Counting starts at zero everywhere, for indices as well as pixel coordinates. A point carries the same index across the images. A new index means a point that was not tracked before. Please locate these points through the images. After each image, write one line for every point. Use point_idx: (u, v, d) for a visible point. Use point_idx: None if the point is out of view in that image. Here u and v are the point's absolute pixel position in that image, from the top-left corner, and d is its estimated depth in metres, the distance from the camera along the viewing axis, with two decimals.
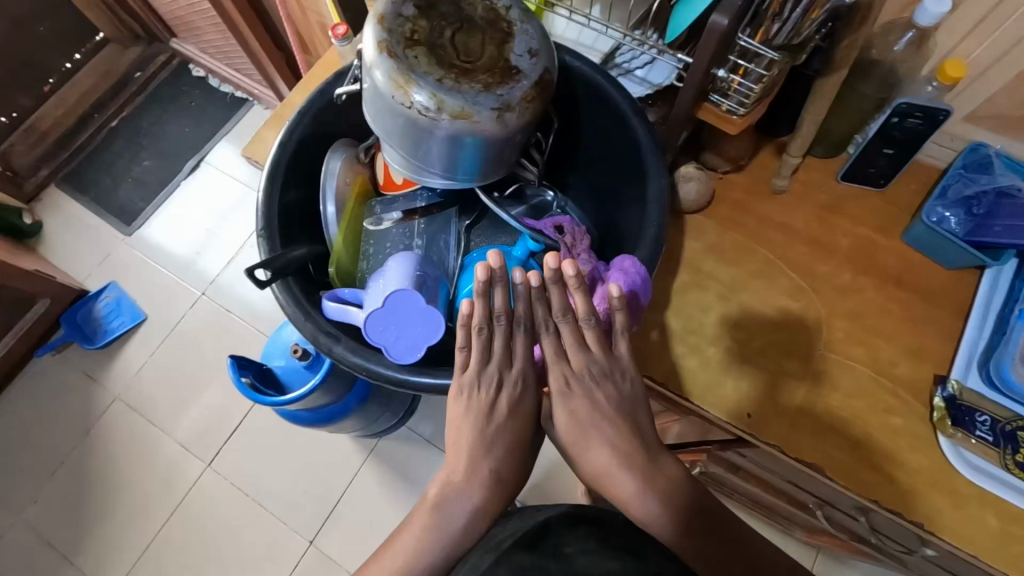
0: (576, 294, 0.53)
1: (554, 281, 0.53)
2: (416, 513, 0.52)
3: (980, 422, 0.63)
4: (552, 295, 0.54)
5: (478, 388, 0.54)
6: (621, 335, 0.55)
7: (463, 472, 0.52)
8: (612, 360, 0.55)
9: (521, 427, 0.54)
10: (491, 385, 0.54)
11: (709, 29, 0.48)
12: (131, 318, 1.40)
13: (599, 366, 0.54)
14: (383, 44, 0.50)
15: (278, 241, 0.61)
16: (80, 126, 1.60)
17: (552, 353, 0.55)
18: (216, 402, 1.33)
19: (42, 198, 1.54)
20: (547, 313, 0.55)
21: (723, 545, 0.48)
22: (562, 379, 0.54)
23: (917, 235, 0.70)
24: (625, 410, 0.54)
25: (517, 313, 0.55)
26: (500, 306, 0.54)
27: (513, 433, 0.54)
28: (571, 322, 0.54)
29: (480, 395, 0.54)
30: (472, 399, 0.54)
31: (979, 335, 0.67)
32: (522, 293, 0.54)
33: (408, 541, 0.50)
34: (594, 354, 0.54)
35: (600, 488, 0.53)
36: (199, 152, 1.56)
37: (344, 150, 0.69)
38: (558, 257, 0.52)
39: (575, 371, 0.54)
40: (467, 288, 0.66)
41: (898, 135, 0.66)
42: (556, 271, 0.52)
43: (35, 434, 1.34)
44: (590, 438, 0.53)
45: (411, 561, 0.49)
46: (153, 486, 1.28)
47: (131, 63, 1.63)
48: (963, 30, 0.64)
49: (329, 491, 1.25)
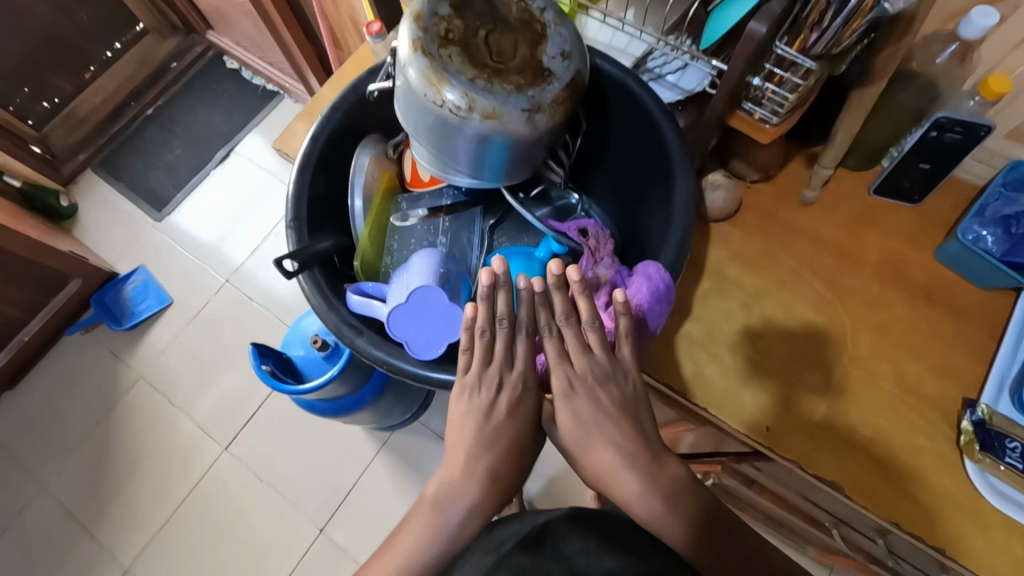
0: (580, 296, 0.54)
1: (557, 286, 0.54)
2: (419, 509, 0.51)
3: (1010, 449, 0.60)
4: (556, 300, 0.55)
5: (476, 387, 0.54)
6: (626, 338, 0.55)
7: (462, 470, 0.51)
8: (615, 362, 0.54)
9: (521, 428, 0.53)
10: (492, 387, 0.54)
11: (745, 36, 0.47)
12: (157, 301, 1.44)
13: (601, 368, 0.54)
14: (418, 43, 0.50)
15: (306, 232, 0.62)
16: (117, 113, 1.64)
17: (554, 357, 0.54)
18: (235, 388, 1.36)
19: (78, 182, 1.59)
20: (549, 317, 0.55)
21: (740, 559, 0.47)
22: (564, 381, 0.53)
23: (950, 253, 0.68)
24: (629, 408, 0.53)
25: (521, 318, 0.56)
26: (502, 311, 0.55)
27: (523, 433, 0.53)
28: (573, 325, 0.54)
29: (480, 395, 0.54)
30: (473, 398, 0.54)
31: (1013, 358, 0.65)
32: (525, 299, 0.56)
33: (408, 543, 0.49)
34: (596, 356, 0.54)
35: (599, 486, 0.52)
36: (230, 141, 1.60)
37: (373, 145, 0.70)
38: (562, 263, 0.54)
39: (577, 373, 0.54)
40: None
41: (935, 149, 0.64)
42: (560, 276, 0.54)
43: (63, 408, 1.38)
44: (590, 435, 0.52)
45: (411, 558, 0.48)
46: (171, 466, 1.31)
47: (168, 53, 1.68)
48: (1008, 43, 0.62)
49: (342, 480, 1.26)
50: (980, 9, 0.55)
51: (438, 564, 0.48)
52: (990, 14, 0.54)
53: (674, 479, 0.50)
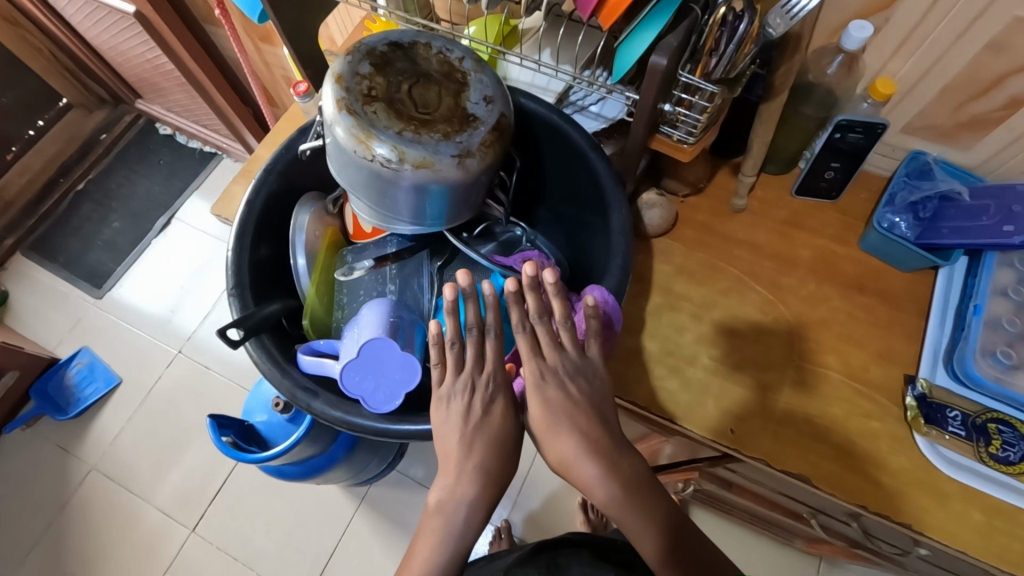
0: (558, 299, 0.54)
1: (531, 287, 0.54)
2: (420, 538, 0.51)
3: (952, 418, 0.65)
4: (529, 300, 0.54)
5: (463, 389, 0.52)
6: (594, 336, 0.55)
7: (454, 473, 0.51)
8: (585, 361, 0.54)
9: (503, 425, 0.52)
10: (480, 395, 0.52)
11: (649, 70, 0.50)
12: (105, 383, 1.37)
13: (572, 364, 0.53)
14: (342, 103, 0.51)
15: (250, 299, 0.60)
16: (46, 193, 1.58)
17: (527, 351, 0.53)
18: (199, 464, 1.29)
19: (8, 267, 1.51)
20: (523, 317, 0.54)
21: (700, 569, 0.50)
22: (537, 373, 0.52)
23: (872, 242, 0.73)
24: (595, 401, 0.53)
25: (489, 323, 0.54)
26: (477, 321, 0.54)
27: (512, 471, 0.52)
28: (546, 324, 0.54)
29: (457, 402, 0.52)
30: (450, 406, 0.52)
31: (941, 333, 0.69)
32: (492, 303, 0.54)
33: (423, 559, 0.50)
34: (568, 352, 0.54)
35: (564, 476, 0.52)
36: (170, 209, 1.56)
37: (312, 203, 0.69)
38: (536, 265, 0.53)
39: (550, 366, 0.53)
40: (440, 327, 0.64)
41: (844, 150, 0.69)
42: (534, 278, 0.53)
43: (9, 514, 1.27)
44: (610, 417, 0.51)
45: (426, 564, 0.49)
46: (136, 558, 1.22)
47: (96, 126, 1.63)
48: (887, 51, 0.68)
49: (322, 545, 1.21)
50: (857, 23, 0.61)
51: (456, 561, 0.50)
52: (865, 28, 0.60)
53: (637, 472, 0.51)
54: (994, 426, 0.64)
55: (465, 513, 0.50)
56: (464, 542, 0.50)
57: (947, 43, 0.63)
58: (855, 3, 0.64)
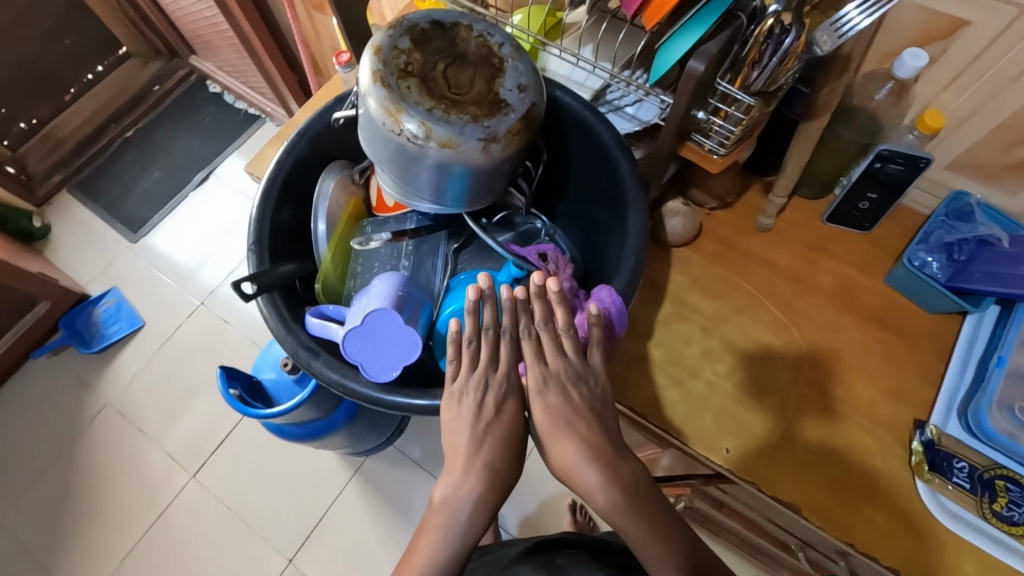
0: (561, 307, 0.55)
1: (538, 295, 0.55)
2: (421, 534, 0.49)
3: (958, 468, 0.63)
4: (534, 307, 0.55)
5: (476, 387, 0.53)
6: (597, 344, 0.55)
7: (461, 469, 0.50)
8: (586, 367, 0.55)
9: (511, 426, 0.53)
10: (492, 393, 0.53)
11: (686, 74, 0.49)
12: (128, 323, 1.42)
13: (572, 369, 0.54)
14: (377, 75, 0.52)
15: (267, 256, 0.62)
16: (96, 136, 1.64)
17: (531, 356, 0.54)
18: (207, 413, 1.33)
19: (53, 202, 1.58)
20: (529, 322, 0.55)
21: None
22: (540, 377, 0.53)
23: (898, 278, 0.71)
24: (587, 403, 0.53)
25: (504, 325, 0.56)
26: (491, 323, 0.56)
27: (506, 467, 0.51)
28: (549, 330, 0.55)
29: (469, 398, 0.53)
30: (462, 402, 0.53)
31: (959, 381, 0.67)
32: (508, 306, 0.56)
33: (423, 556, 0.48)
34: (569, 358, 0.54)
35: (566, 483, 0.51)
36: (209, 165, 1.60)
37: (338, 171, 0.71)
38: (542, 274, 0.56)
39: (552, 371, 0.53)
40: (451, 309, 0.65)
41: (882, 180, 0.67)
42: (540, 286, 0.55)
43: (27, 435, 1.34)
44: None
45: (427, 561, 0.47)
46: (137, 494, 1.27)
47: (150, 77, 1.69)
48: (940, 83, 0.65)
49: (313, 507, 1.24)
50: (912, 51, 0.59)
51: (456, 562, 0.48)
52: (920, 56, 0.58)
53: (635, 475, 0.50)
54: (1001, 483, 0.61)
55: (469, 511, 0.49)
56: (467, 540, 0.49)
57: (1004, 81, 0.60)
58: (911, 29, 0.62)
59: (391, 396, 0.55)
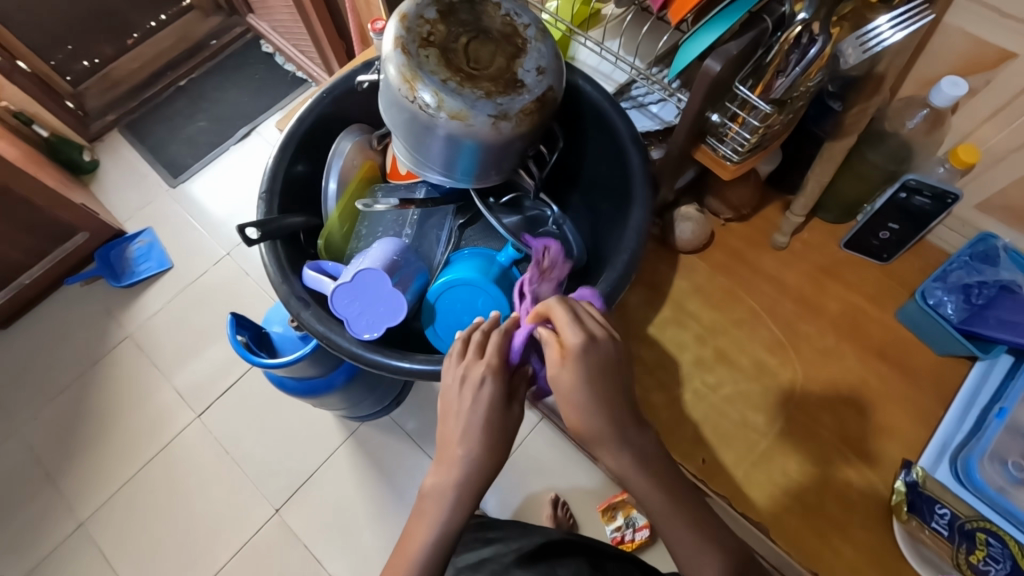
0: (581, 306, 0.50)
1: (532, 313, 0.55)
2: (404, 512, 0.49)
3: (939, 514, 0.59)
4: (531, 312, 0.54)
5: (456, 379, 0.49)
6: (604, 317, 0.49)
7: (439, 452, 0.49)
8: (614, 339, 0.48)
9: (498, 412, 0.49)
10: (472, 378, 0.49)
11: (702, 73, 0.49)
12: (157, 264, 1.48)
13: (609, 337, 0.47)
14: (399, 40, 0.53)
15: (276, 206, 0.64)
16: (150, 81, 1.70)
17: (566, 319, 0.46)
18: (219, 359, 1.38)
19: (103, 139, 1.65)
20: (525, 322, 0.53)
21: None
22: (581, 337, 0.45)
23: (909, 313, 0.69)
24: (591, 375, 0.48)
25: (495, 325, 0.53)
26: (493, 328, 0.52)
27: (482, 458, 0.47)
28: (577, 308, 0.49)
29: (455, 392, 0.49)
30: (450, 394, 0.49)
31: (958, 427, 0.64)
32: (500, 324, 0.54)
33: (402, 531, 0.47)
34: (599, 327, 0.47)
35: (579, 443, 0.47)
36: (252, 121, 1.65)
37: (357, 134, 0.72)
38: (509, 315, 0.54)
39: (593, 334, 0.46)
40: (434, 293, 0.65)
41: (904, 211, 0.65)
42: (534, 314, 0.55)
43: (52, 355, 1.41)
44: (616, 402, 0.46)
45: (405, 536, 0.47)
46: (143, 426, 1.32)
47: (208, 31, 1.74)
48: (980, 116, 0.62)
49: (304, 464, 1.26)
50: (950, 79, 0.56)
51: (432, 540, 0.47)
52: (959, 86, 0.55)
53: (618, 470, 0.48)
54: (982, 535, 0.57)
55: (449, 495, 0.47)
56: (444, 519, 0.47)
57: None
58: (954, 58, 0.60)
59: (368, 355, 0.57)
